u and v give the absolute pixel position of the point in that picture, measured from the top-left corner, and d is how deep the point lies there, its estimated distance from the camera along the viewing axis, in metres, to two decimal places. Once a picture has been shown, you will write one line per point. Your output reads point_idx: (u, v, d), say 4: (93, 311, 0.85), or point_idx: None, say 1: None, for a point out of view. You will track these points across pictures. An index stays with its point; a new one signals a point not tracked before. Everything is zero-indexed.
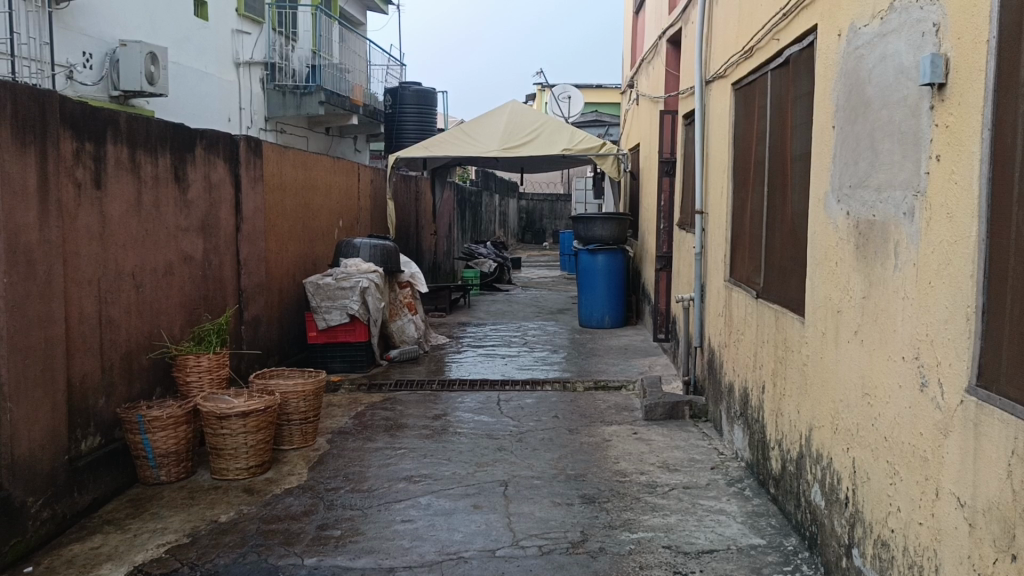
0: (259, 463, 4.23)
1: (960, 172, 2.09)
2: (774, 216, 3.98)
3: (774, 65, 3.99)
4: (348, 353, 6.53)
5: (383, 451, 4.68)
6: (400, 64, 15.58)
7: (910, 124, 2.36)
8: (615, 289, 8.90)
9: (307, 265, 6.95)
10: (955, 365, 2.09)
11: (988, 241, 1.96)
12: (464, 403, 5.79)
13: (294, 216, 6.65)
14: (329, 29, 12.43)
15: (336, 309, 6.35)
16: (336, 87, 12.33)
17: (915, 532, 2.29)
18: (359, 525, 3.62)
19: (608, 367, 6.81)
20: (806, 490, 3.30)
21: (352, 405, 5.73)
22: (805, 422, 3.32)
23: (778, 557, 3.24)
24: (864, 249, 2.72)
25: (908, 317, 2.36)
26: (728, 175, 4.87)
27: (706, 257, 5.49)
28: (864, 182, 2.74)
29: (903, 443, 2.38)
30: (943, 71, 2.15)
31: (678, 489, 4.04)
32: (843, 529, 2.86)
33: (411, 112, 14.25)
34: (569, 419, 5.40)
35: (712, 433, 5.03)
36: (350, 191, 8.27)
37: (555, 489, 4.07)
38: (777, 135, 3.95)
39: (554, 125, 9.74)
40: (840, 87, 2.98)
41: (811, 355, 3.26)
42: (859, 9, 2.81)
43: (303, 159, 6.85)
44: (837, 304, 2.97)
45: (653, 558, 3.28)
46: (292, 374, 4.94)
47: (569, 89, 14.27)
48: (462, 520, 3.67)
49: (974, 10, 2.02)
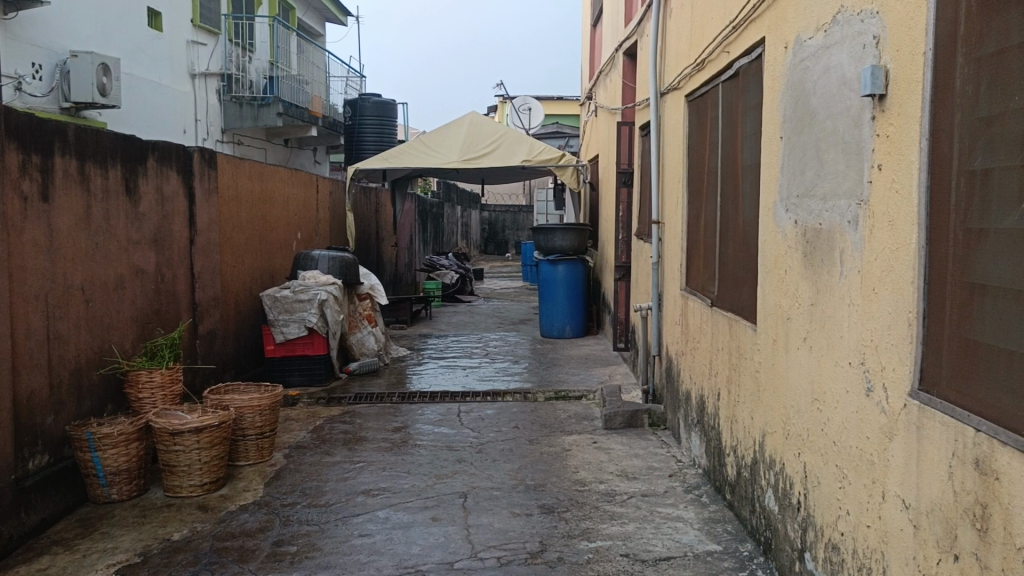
0: (213, 479, 4.16)
1: (900, 181, 2.14)
2: (726, 225, 4.04)
3: (723, 78, 4.08)
4: (307, 366, 6.45)
5: (341, 465, 4.64)
6: (360, 77, 15.63)
7: (854, 134, 2.42)
8: (575, 298, 8.93)
9: (263, 278, 6.86)
10: (899, 370, 2.13)
11: (927, 247, 2.01)
12: (424, 416, 5.76)
13: (250, 229, 6.58)
14: (286, 40, 12.37)
15: (293, 321, 6.28)
16: (294, 99, 12.24)
17: (863, 534, 2.33)
18: (315, 541, 3.57)
19: (568, 377, 6.84)
20: (760, 496, 3.34)
21: (310, 419, 5.67)
22: (758, 428, 3.37)
23: (734, 563, 3.27)
24: (812, 257, 2.77)
25: (853, 323, 2.41)
26: (683, 186, 4.93)
27: (662, 266, 5.55)
28: (810, 191, 2.79)
29: (850, 447, 2.43)
30: (883, 82, 2.20)
31: (635, 497, 4.06)
32: (796, 534, 2.90)
33: (371, 124, 14.12)
34: (529, 429, 5.40)
35: (669, 441, 5.07)
36: (308, 203, 8.21)
37: (514, 500, 4.06)
38: (728, 145, 4.02)
39: (514, 136, 9.77)
40: (787, 99, 3.04)
41: (763, 363, 3.30)
42: (804, 23, 2.87)
43: (259, 170, 6.78)
44: (786, 311, 3.02)
45: (610, 566, 3.28)
46: (248, 390, 4.86)
47: (529, 101, 14.35)
48: (420, 534, 3.64)
49: (911, 23, 2.07)
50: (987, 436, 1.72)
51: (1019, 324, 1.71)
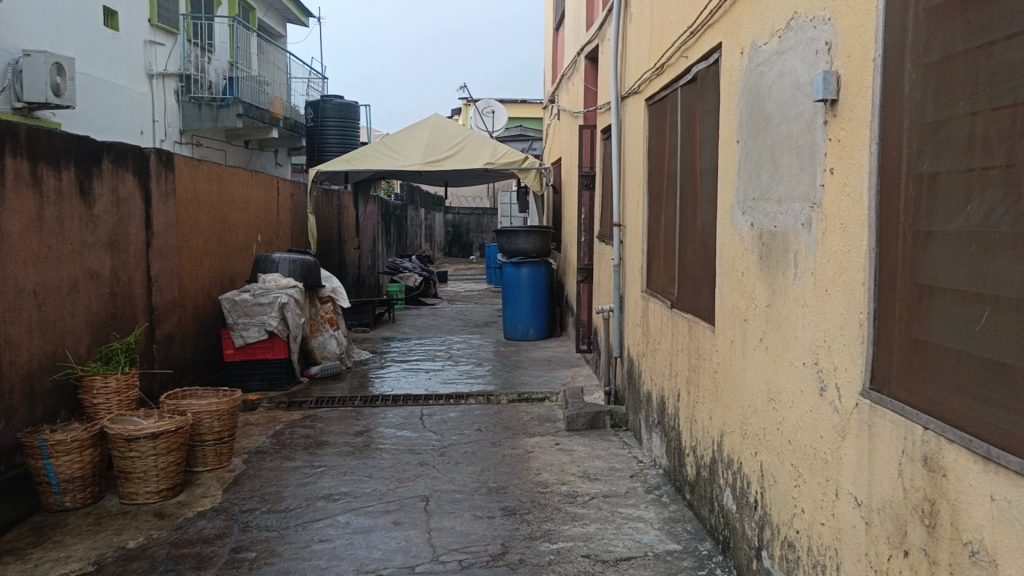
0: (170, 486, 4.10)
1: (851, 185, 2.18)
2: (685, 228, 4.08)
3: (682, 82, 4.12)
4: (266, 370, 6.37)
5: (301, 470, 4.59)
6: (322, 78, 15.53)
7: (807, 138, 2.46)
8: (538, 301, 8.96)
9: (222, 281, 6.78)
10: (851, 370, 2.18)
11: (877, 250, 2.05)
12: (386, 419, 5.73)
13: (208, 231, 6.49)
14: (246, 41, 12.23)
15: (253, 325, 6.21)
16: (254, 100, 12.11)
17: (818, 532, 2.37)
18: (275, 547, 3.54)
19: (531, 379, 6.85)
20: (718, 495, 3.38)
21: (270, 424, 5.61)
22: (716, 427, 3.41)
23: (693, 562, 3.30)
24: (767, 259, 2.82)
25: (807, 324, 2.45)
26: (643, 189, 4.96)
27: (623, 269, 5.59)
28: (765, 194, 2.83)
29: (805, 446, 2.47)
30: (835, 88, 2.25)
31: (597, 498, 4.08)
32: (753, 533, 2.94)
33: (333, 126, 14.02)
34: (491, 432, 5.40)
35: (631, 441, 5.11)
36: (269, 206, 8.13)
37: (476, 503, 4.06)
38: (687, 149, 4.06)
39: (477, 138, 9.77)
40: (743, 103, 3.08)
41: (721, 363, 3.34)
42: (759, 29, 2.91)
43: (218, 172, 6.70)
44: (743, 313, 3.06)
45: (571, 567, 3.30)
46: (206, 394, 4.79)
47: (492, 104, 14.36)
48: (381, 538, 3.62)
49: (861, 30, 2.12)
50: (934, 434, 1.77)
51: (962, 325, 1.75)
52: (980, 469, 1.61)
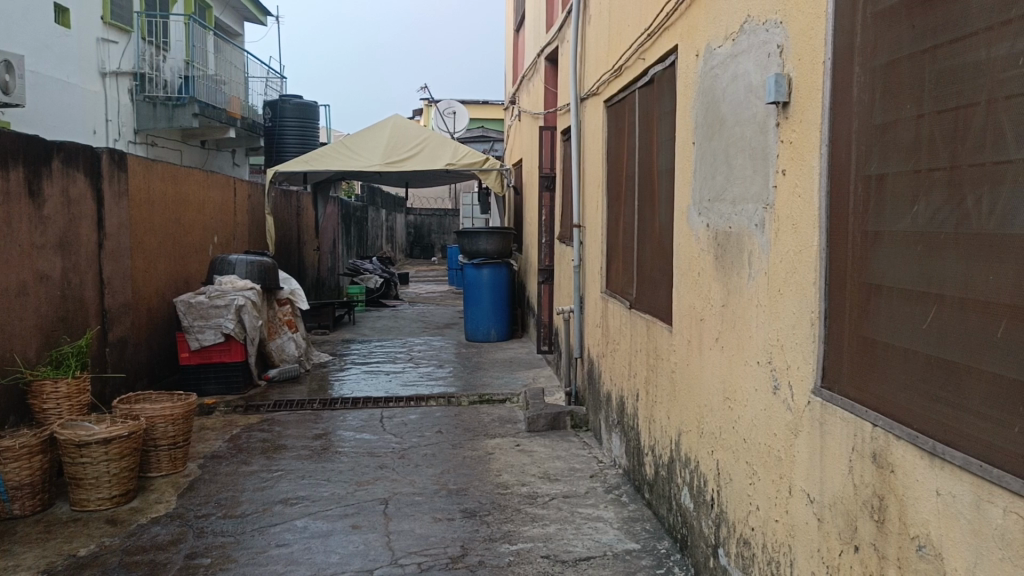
0: (123, 492, 4.01)
1: (801, 186, 2.21)
2: (644, 229, 4.11)
3: (639, 84, 4.15)
4: (223, 374, 6.27)
5: (258, 474, 4.53)
6: (280, 78, 15.39)
7: (759, 140, 2.50)
8: (499, 302, 8.95)
9: (177, 283, 6.67)
10: (803, 368, 2.21)
11: (828, 250, 2.09)
12: (346, 422, 5.68)
13: (163, 232, 6.37)
14: (202, 39, 12.06)
15: (208, 328, 6.11)
16: (211, 99, 11.94)
17: (772, 529, 2.40)
18: (230, 552, 3.48)
19: (492, 380, 6.84)
20: (676, 494, 3.41)
21: (226, 428, 5.52)
22: (674, 427, 3.44)
23: (651, 561, 3.32)
24: (722, 259, 2.85)
25: (760, 324, 2.48)
26: (602, 190, 4.99)
27: (583, 270, 5.61)
28: (720, 196, 2.86)
29: (759, 444, 2.50)
30: (786, 90, 2.28)
31: (557, 499, 4.09)
32: (710, 531, 2.97)
33: (292, 126, 13.88)
34: (452, 433, 5.39)
35: (592, 442, 5.13)
36: (225, 206, 8.01)
37: (436, 505, 4.04)
38: (644, 151, 4.09)
39: (438, 139, 9.74)
40: (699, 105, 3.12)
41: (678, 363, 3.37)
42: (713, 32, 2.94)
43: (172, 172, 6.59)
44: (699, 312, 3.09)
45: (531, 568, 3.30)
46: (160, 398, 4.71)
47: (454, 105, 14.33)
48: (339, 542, 3.59)
49: (811, 33, 2.15)
50: (883, 431, 1.80)
51: (909, 325, 1.78)
52: (926, 465, 1.64)
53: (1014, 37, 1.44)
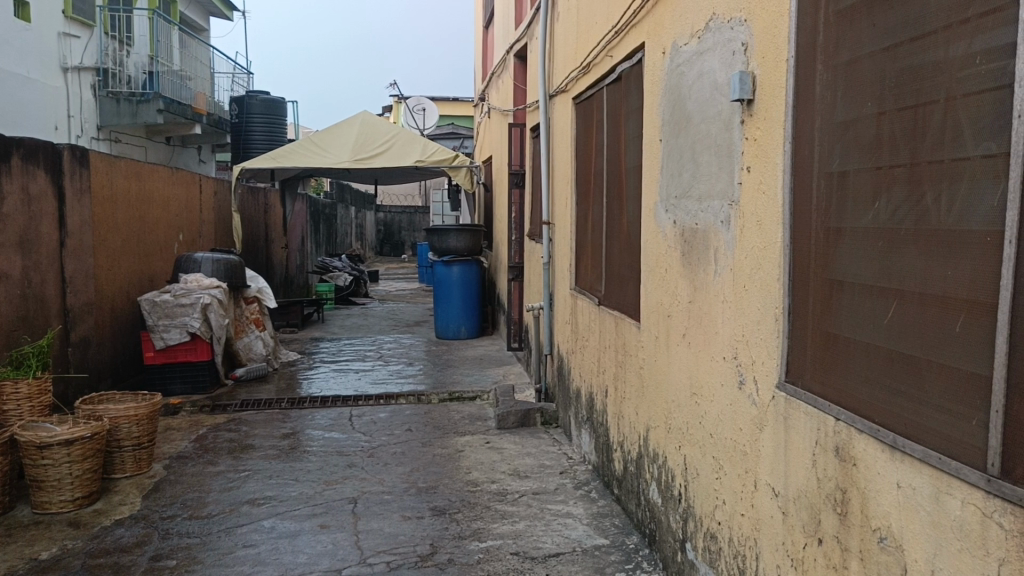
0: (86, 494, 3.94)
1: (765, 183, 2.23)
2: (612, 226, 4.12)
3: (607, 82, 4.15)
4: (189, 373, 6.19)
5: (224, 475, 4.48)
6: (247, 73, 15.25)
7: (724, 137, 2.51)
8: (469, 299, 8.93)
9: (142, 281, 6.57)
10: (767, 363, 2.23)
11: (791, 246, 2.11)
12: (315, 421, 5.64)
13: (126, 230, 6.28)
14: (167, 34, 11.89)
15: (174, 327, 6.03)
16: (176, 95, 11.78)
17: (738, 523, 2.42)
18: (196, 554, 3.44)
19: (462, 378, 6.83)
20: (645, 489, 3.43)
21: (192, 428, 5.45)
22: (642, 423, 3.45)
23: (620, 556, 3.34)
24: (689, 256, 2.86)
25: (726, 319, 2.50)
26: (571, 187, 5.00)
27: (553, 267, 5.62)
28: (687, 192, 2.88)
29: (725, 439, 2.52)
30: (750, 88, 2.30)
31: (527, 495, 4.09)
32: (677, 525, 2.99)
33: (259, 122, 13.77)
34: (421, 431, 5.37)
35: (561, 438, 5.14)
36: (190, 204, 7.90)
37: (405, 503, 4.03)
38: (612, 149, 4.10)
39: (406, 136, 9.70)
40: (665, 103, 3.13)
41: (646, 359, 3.39)
42: (679, 30, 2.96)
43: (136, 169, 6.49)
44: (667, 309, 3.11)
45: (500, 565, 3.30)
46: (124, 399, 4.64)
47: (423, 102, 14.26)
48: (307, 542, 3.56)
49: (774, 31, 2.17)
50: (845, 425, 1.83)
51: (870, 320, 1.80)
52: (886, 458, 1.67)
53: (972, 36, 1.46)
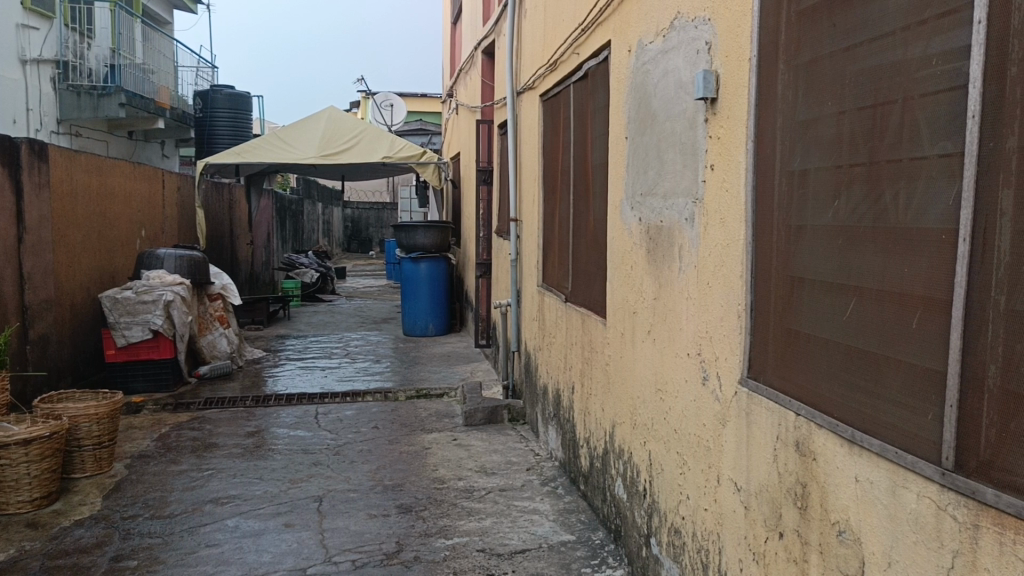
0: (44, 494, 3.87)
1: (729, 180, 2.25)
2: (579, 223, 4.13)
3: (574, 79, 4.16)
4: (152, 371, 6.10)
5: (188, 474, 4.42)
6: (211, 67, 15.07)
7: (689, 136, 2.53)
8: (437, 296, 8.90)
9: (103, 278, 6.46)
10: (730, 360, 2.25)
11: (754, 244, 2.13)
12: (280, 419, 5.59)
13: (87, 225, 6.17)
14: (129, 27, 11.69)
15: (136, 324, 5.94)
16: (138, 89, 11.60)
17: (701, 518, 2.44)
18: (158, 554, 3.40)
19: (429, 375, 6.81)
20: (610, 484, 3.45)
21: (154, 427, 5.37)
22: (608, 419, 3.47)
23: (586, 551, 3.36)
24: (654, 253, 2.88)
25: (690, 316, 2.52)
26: (539, 184, 5.00)
27: (520, 264, 5.63)
28: (652, 190, 2.89)
29: (689, 434, 2.54)
30: (714, 86, 2.32)
31: (494, 492, 4.10)
32: (642, 520, 3.01)
33: (224, 116, 13.66)
34: (388, 429, 5.35)
35: (528, 435, 5.15)
36: (153, 199, 7.79)
37: (371, 501, 4.00)
38: (579, 147, 4.11)
39: (374, 132, 9.64)
40: (631, 100, 3.14)
41: (612, 356, 3.40)
42: (645, 28, 2.97)
43: (97, 163, 6.38)
44: (632, 305, 3.12)
45: (466, 562, 3.29)
46: (84, 397, 4.56)
47: (391, 98, 14.18)
48: (271, 541, 3.53)
49: (737, 31, 2.19)
50: (806, 420, 1.86)
51: (830, 317, 1.82)
52: (846, 452, 1.69)
53: (929, 38, 1.49)
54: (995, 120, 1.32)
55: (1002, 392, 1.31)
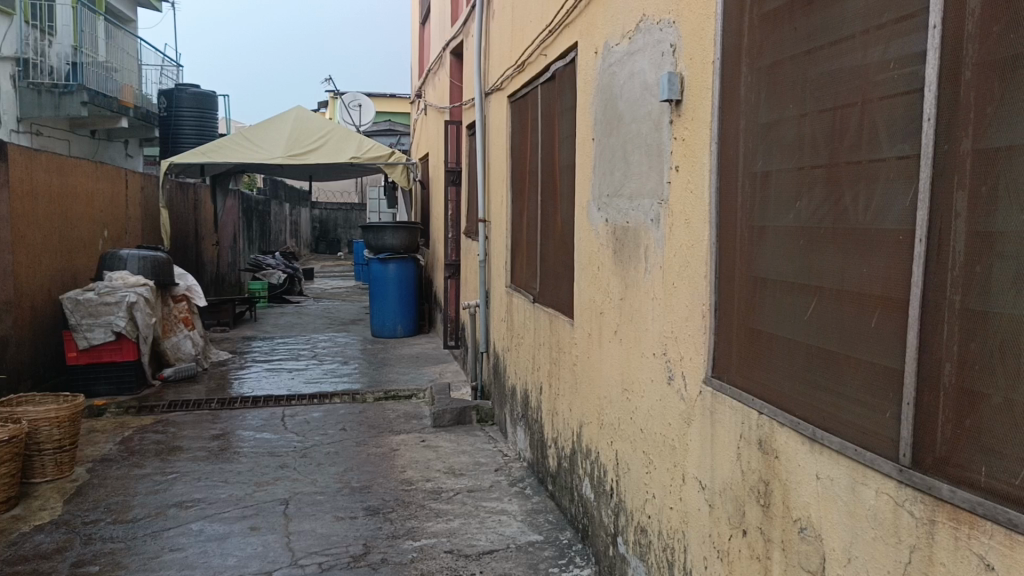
0: (3, 499, 3.79)
1: (693, 181, 2.27)
2: (547, 224, 4.14)
3: (542, 81, 4.17)
4: (115, 374, 6.00)
5: (151, 478, 4.36)
6: (176, 66, 14.91)
7: (654, 137, 2.55)
8: (405, 296, 8.87)
9: (64, 279, 6.35)
10: (695, 359, 2.27)
11: (718, 245, 2.15)
12: (246, 421, 5.53)
13: (48, 225, 6.06)
14: (92, 24, 11.53)
15: (98, 326, 5.84)
16: (100, 87, 11.44)
17: (667, 516, 2.46)
18: (121, 559, 3.34)
19: (397, 377, 6.78)
20: (578, 484, 3.46)
21: (117, 430, 5.29)
22: (576, 419, 3.48)
23: (554, 551, 3.37)
24: (620, 253, 2.90)
25: (656, 316, 2.54)
26: (507, 185, 5.01)
27: (489, 265, 5.63)
28: (618, 191, 2.91)
29: (655, 434, 2.56)
30: (679, 88, 2.34)
31: (461, 493, 4.09)
32: (609, 520, 3.02)
33: (189, 116, 13.45)
34: (356, 431, 5.32)
35: (496, 436, 5.15)
36: (116, 199, 7.67)
37: (338, 503, 3.98)
38: (547, 148, 4.12)
39: (342, 132, 9.59)
40: (598, 101, 3.16)
41: (580, 356, 3.41)
42: (611, 30, 2.99)
43: (58, 163, 6.27)
44: (599, 306, 3.14)
45: (434, 563, 3.29)
46: (44, 400, 4.47)
47: (359, 98, 14.10)
48: (236, 544, 3.49)
49: (702, 34, 2.21)
50: (768, 419, 1.88)
51: (792, 317, 1.85)
52: (807, 450, 1.72)
53: (887, 42, 1.51)
54: (952, 122, 1.35)
55: (959, 389, 1.34)
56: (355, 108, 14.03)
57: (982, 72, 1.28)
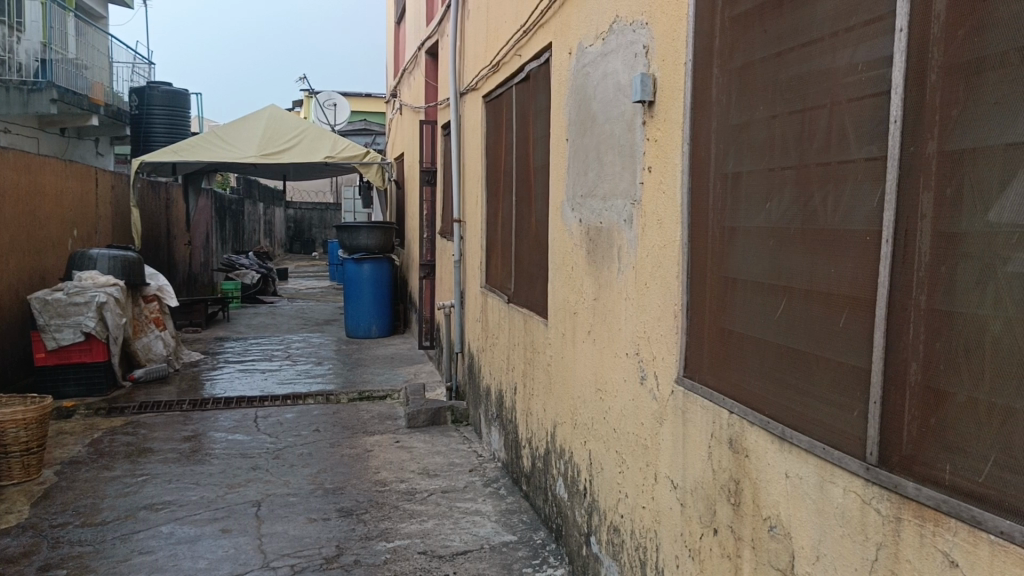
0: None
1: (665, 182, 2.29)
2: (521, 224, 4.14)
3: (516, 81, 4.17)
4: (84, 375, 5.92)
5: (121, 480, 4.30)
6: (148, 64, 14.79)
7: (627, 138, 2.56)
8: (380, 297, 8.83)
9: (32, 278, 6.25)
10: (667, 359, 2.28)
11: (690, 245, 2.16)
12: (218, 423, 5.48)
13: (15, 224, 5.96)
14: (62, 21, 11.42)
15: (67, 326, 5.75)
16: (70, 85, 11.31)
17: (639, 515, 2.47)
18: (88, 562, 3.30)
19: (372, 377, 6.75)
20: (552, 484, 3.47)
21: (87, 432, 5.21)
22: (550, 419, 3.49)
23: (528, 551, 3.37)
24: (593, 254, 2.91)
25: (629, 316, 2.55)
26: (482, 185, 5.00)
27: (463, 265, 5.63)
28: (592, 191, 2.92)
29: (628, 433, 2.57)
30: (652, 90, 2.35)
31: (435, 494, 4.08)
32: (582, 519, 3.03)
33: (161, 114, 13.31)
34: (330, 432, 5.29)
35: (471, 437, 5.14)
36: (85, 198, 7.56)
37: (311, 505, 3.96)
38: (522, 148, 4.12)
39: (316, 131, 9.53)
40: (572, 102, 3.16)
41: (553, 356, 3.42)
42: (585, 30, 3.00)
43: (26, 160, 6.17)
44: (573, 306, 3.15)
45: (406, 564, 3.28)
46: (11, 401, 4.40)
47: (334, 97, 14.02)
48: (207, 547, 3.46)
49: (674, 35, 2.23)
50: (738, 418, 1.90)
51: (762, 316, 1.86)
52: (776, 449, 1.73)
53: (855, 46, 1.53)
54: (917, 125, 1.36)
55: (925, 387, 1.36)
56: (330, 107, 13.95)
57: (948, 76, 1.30)
